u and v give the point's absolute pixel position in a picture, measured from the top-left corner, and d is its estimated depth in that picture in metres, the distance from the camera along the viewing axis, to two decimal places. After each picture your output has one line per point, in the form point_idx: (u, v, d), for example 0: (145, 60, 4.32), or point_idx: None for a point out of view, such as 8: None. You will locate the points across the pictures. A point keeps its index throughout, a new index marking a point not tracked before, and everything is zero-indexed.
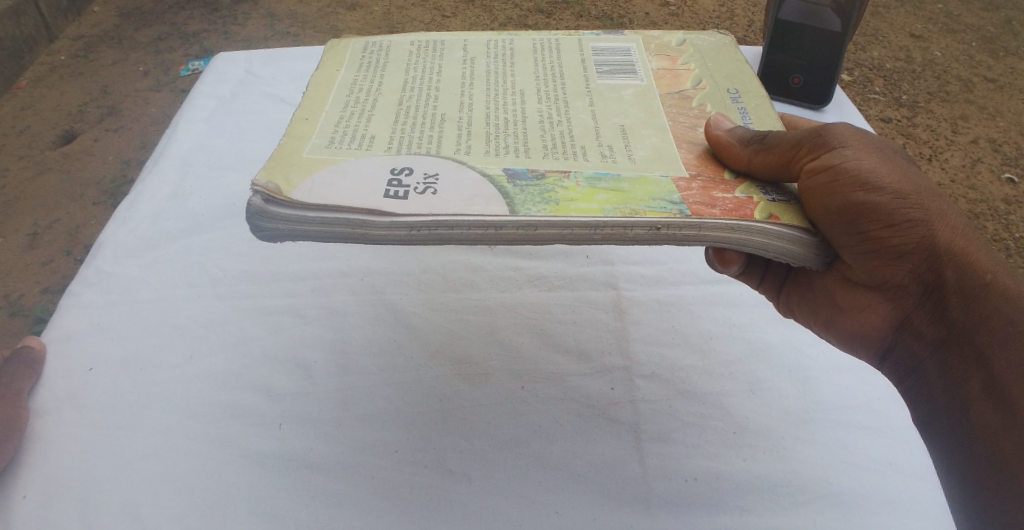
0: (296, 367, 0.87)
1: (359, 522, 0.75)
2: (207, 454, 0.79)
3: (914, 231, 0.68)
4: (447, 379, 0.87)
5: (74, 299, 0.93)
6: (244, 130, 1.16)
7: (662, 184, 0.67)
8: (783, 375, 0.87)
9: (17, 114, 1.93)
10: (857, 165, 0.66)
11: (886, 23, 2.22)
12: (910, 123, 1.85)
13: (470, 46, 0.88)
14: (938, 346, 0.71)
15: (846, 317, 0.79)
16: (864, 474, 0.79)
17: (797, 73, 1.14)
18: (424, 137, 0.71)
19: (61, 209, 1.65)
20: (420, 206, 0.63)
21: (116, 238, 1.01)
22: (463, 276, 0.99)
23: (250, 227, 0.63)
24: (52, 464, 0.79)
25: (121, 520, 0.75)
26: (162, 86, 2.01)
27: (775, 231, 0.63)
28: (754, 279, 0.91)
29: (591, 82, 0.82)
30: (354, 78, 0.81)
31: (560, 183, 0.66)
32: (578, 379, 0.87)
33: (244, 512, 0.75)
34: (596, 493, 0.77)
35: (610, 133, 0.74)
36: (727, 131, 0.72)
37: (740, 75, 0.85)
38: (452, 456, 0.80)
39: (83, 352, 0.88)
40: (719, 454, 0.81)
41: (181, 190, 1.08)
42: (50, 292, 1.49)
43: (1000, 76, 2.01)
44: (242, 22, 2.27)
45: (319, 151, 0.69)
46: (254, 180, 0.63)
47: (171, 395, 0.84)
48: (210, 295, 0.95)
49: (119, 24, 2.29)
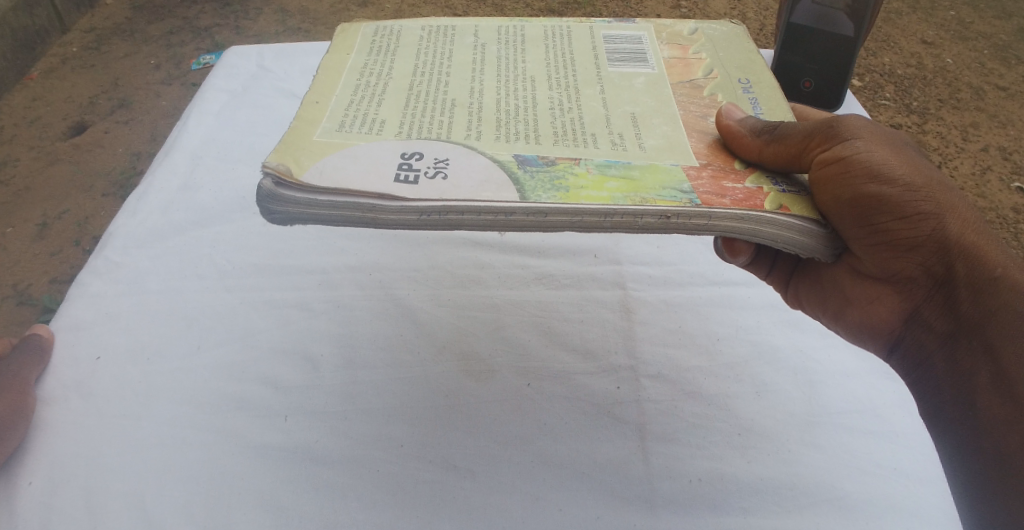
0: (303, 360, 0.88)
1: (362, 516, 0.75)
2: (212, 445, 0.80)
3: (925, 224, 0.67)
4: (453, 375, 0.87)
5: (84, 289, 0.94)
6: (254, 124, 1.17)
7: (673, 173, 0.67)
8: (789, 378, 0.87)
9: (29, 105, 1.94)
10: (869, 158, 0.66)
11: (898, 29, 2.21)
12: (919, 130, 1.85)
13: (482, 32, 0.88)
14: (947, 339, 0.71)
15: (855, 308, 0.80)
16: (870, 479, 0.78)
17: (808, 77, 1.10)
18: (434, 123, 0.71)
19: (70, 201, 1.65)
20: (431, 191, 0.63)
21: (125, 229, 1.01)
22: (470, 273, 0.99)
23: (261, 209, 0.63)
24: (59, 451, 0.80)
25: (126, 509, 0.75)
26: (173, 79, 2.02)
27: (786, 221, 0.63)
28: (762, 271, 0.92)
29: (602, 69, 0.82)
30: (364, 62, 0.82)
31: (570, 170, 0.66)
32: (585, 379, 0.87)
33: (247, 503, 0.75)
34: (599, 492, 0.77)
35: (621, 121, 0.74)
36: (739, 121, 0.72)
37: (752, 66, 0.84)
38: (457, 452, 0.80)
39: (92, 341, 0.89)
40: (723, 455, 0.80)
41: (191, 181, 1.08)
42: (58, 283, 1.49)
43: (1013, 84, 2.00)
44: (254, 18, 2.28)
45: (330, 134, 0.69)
46: (265, 163, 0.64)
47: (178, 386, 0.84)
48: (218, 286, 0.95)
49: (131, 17, 2.30)
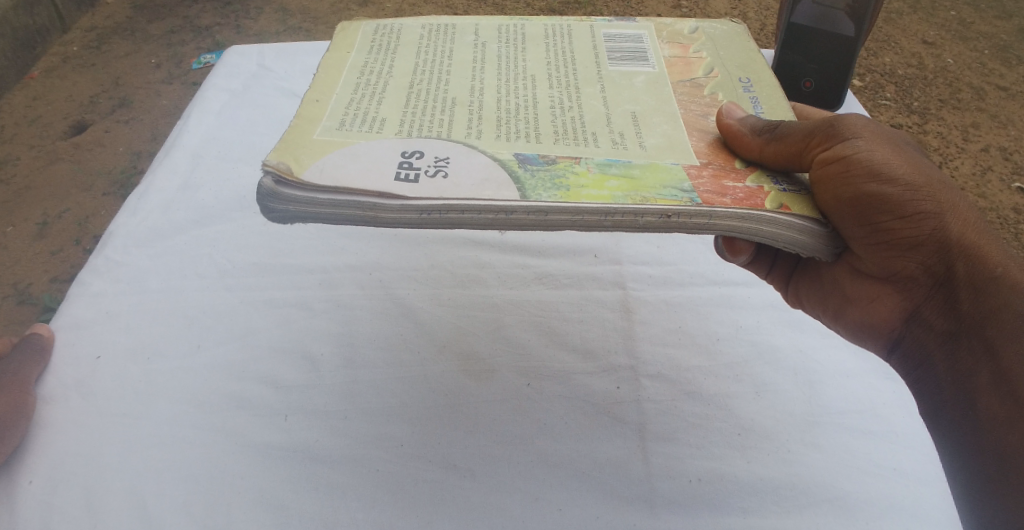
0: (303, 360, 0.88)
1: (362, 516, 0.75)
2: (212, 444, 0.80)
3: (925, 223, 0.67)
4: (453, 374, 0.87)
5: (84, 288, 0.94)
6: (255, 123, 1.17)
7: (674, 172, 0.67)
8: (789, 378, 0.87)
9: (29, 104, 1.94)
10: (870, 157, 0.66)
11: (899, 29, 2.21)
12: (920, 131, 1.85)
13: (482, 31, 0.88)
14: (947, 339, 0.71)
15: (855, 307, 0.80)
16: (870, 479, 0.78)
17: (809, 77, 1.10)
18: (434, 121, 0.71)
19: (71, 200, 1.65)
20: (431, 190, 0.63)
21: (126, 228, 1.01)
22: (470, 272, 0.98)
23: (261, 208, 0.64)
24: (60, 450, 0.80)
25: (126, 508, 0.75)
26: (173, 79, 2.02)
27: (786, 220, 0.63)
28: (762, 270, 0.92)
29: (602, 68, 0.82)
30: (364, 61, 0.81)
31: (571, 169, 0.66)
32: (585, 379, 0.87)
33: (246, 503, 0.75)
34: (599, 492, 0.77)
35: (621, 120, 0.74)
36: (739, 119, 0.72)
37: (752, 65, 0.84)
38: (458, 452, 0.80)
39: (92, 340, 0.89)
40: (723, 455, 0.80)
41: (191, 180, 1.08)
42: (58, 281, 1.49)
43: (1013, 84, 2.00)
44: (255, 17, 2.28)
45: (330, 133, 0.69)
46: (266, 161, 0.64)
47: (179, 385, 0.84)
48: (219, 285, 0.95)
49: (132, 16, 2.30)
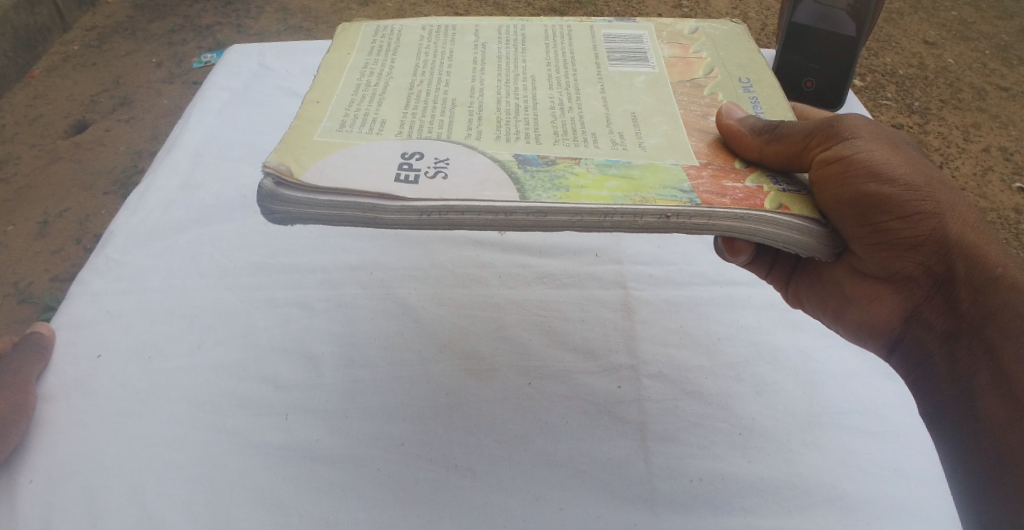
0: (304, 359, 0.88)
1: (363, 515, 0.75)
2: (213, 443, 0.80)
3: (925, 223, 0.67)
4: (454, 374, 0.87)
5: (85, 287, 0.94)
6: (255, 122, 1.17)
7: (674, 172, 0.67)
8: (790, 378, 0.87)
9: (30, 103, 1.95)
10: (870, 157, 0.66)
11: (900, 29, 2.21)
12: (920, 131, 1.85)
13: (482, 31, 0.88)
14: (947, 338, 0.71)
15: (855, 307, 0.80)
16: (870, 479, 0.78)
17: (809, 77, 1.10)
18: (434, 121, 0.72)
19: (72, 199, 1.65)
20: (431, 190, 0.63)
21: (127, 227, 1.01)
22: (471, 271, 0.99)
23: (261, 209, 0.64)
24: (61, 449, 0.80)
25: (127, 507, 0.75)
26: (174, 78, 2.02)
27: (786, 221, 0.63)
28: (762, 269, 0.92)
29: (602, 68, 0.82)
30: (365, 61, 0.82)
31: (570, 169, 0.66)
32: (585, 378, 0.87)
33: (247, 502, 0.76)
34: (599, 491, 0.77)
35: (621, 120, 0.74)
36: (739, 119, 0.72)
37: (752, 65, 0.84)
38: (459, 451, 0.80)
39: (93, 339, 0.89)
40: (723, 454, 0.80)
41: (192, 180, 1.08)
42: (59, 280, 1.49)
43: (1015, 83, 1.99)
44: (256, 16, 2.28)
45: (331, 134, 0.69)
46: (266, 162, 0.64)
47: (180, 384, 0.84)
48: (219, 285, 0.95)
49: (133, 15, 2.30)
